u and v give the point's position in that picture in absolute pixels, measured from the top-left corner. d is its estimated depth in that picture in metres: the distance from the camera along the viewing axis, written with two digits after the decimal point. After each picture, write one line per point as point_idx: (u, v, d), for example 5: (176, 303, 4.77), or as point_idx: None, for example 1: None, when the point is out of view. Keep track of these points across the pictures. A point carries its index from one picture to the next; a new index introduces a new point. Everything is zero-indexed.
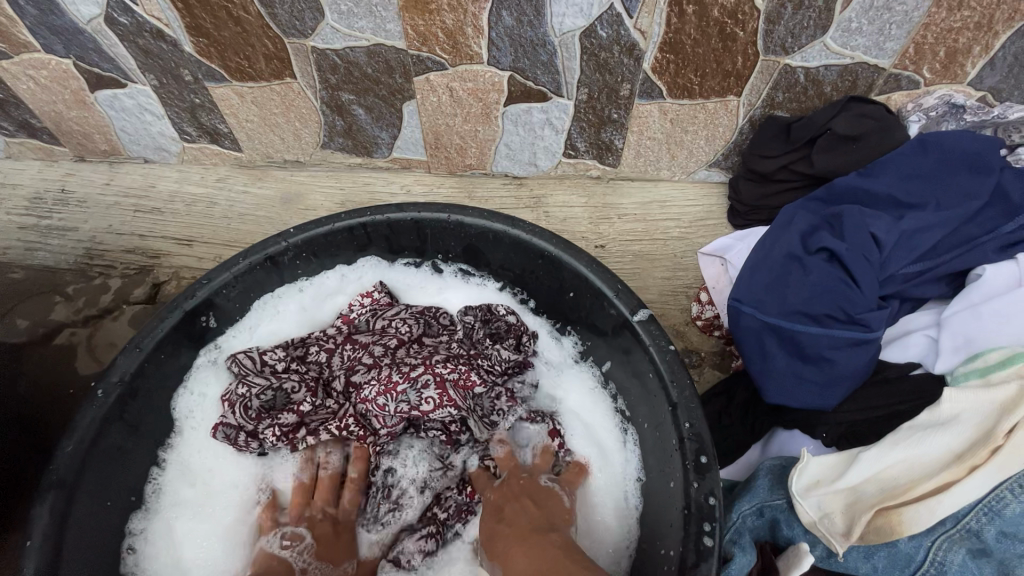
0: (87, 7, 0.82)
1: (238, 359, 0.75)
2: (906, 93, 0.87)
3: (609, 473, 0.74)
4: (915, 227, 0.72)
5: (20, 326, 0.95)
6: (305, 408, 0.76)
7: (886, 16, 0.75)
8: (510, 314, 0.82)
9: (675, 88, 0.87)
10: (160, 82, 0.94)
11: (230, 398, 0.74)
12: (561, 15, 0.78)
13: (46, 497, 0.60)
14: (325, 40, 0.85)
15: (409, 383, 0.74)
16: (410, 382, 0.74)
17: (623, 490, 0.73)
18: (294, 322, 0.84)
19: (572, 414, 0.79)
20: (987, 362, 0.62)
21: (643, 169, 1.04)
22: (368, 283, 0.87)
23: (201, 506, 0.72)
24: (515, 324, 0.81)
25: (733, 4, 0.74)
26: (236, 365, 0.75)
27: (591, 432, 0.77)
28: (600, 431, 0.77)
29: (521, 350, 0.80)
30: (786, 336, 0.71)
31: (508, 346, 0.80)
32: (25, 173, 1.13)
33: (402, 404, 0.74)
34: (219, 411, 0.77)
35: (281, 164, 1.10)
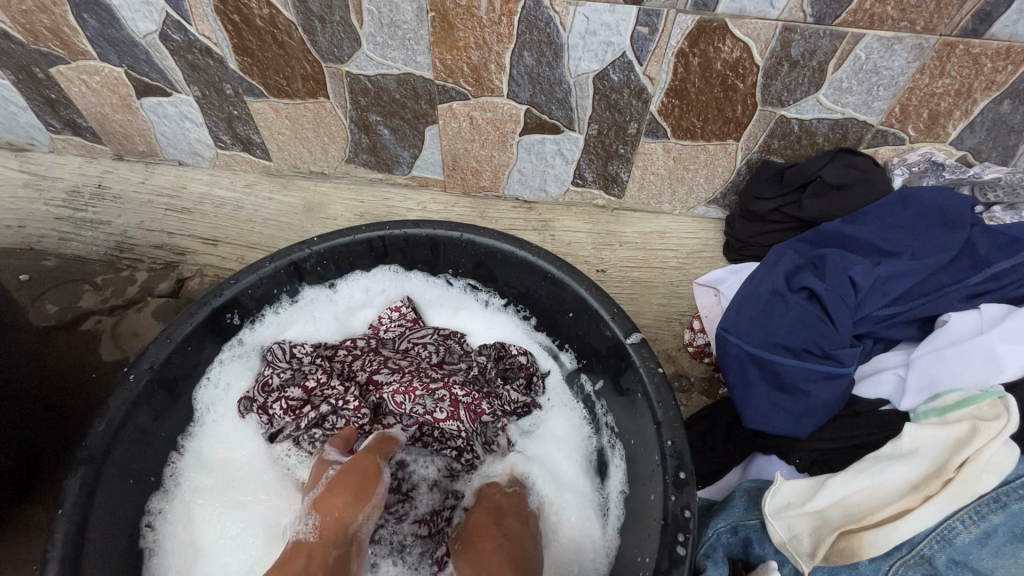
0: (144, 24, 0.90)
1: (276, 347, 0.84)
2: (892, 148, 0.94)
3: (585, 494, 0.81)
4: (890, 273, 0.78)
5: (49, 310, 1.05)
6: (312, 394, 0.81)
7: (874, 79, 0.82)
8: (522, 354, 0.89)
9: (678, 130, 0.94)
10: (202, 94, 1.01)
11: (261, 378, 0.82)
12: (576, 58, 0.85)
13: (79, 470, 0.65)
14: (359, 67, 0.92)
15: (428, 391, 0.81)
16: (429, 391, 0.81)
17: (599, 509, 0.79)
18: (332, 326, 0.93)
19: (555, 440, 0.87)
20: (944, 403, 0.68)
21: (645, 201, 1.10)
22: (394, 298, 0.95)
23: (217, 493, 0.77)
24: (525, 364, 0.88)
25: (734, 59, 0.82)
26: (272, 352, 0.84)
27: (557, 453, 0.85)
28: (574, 457, 0.85)
29: (530, 389, 0.88)
30: (766, 366, 0.77)
31: (516, 386, 0.87)
32: (66, 167, 1.21)
33: (417, 408, 0.81)
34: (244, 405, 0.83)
35: (306, 174, 1.17)
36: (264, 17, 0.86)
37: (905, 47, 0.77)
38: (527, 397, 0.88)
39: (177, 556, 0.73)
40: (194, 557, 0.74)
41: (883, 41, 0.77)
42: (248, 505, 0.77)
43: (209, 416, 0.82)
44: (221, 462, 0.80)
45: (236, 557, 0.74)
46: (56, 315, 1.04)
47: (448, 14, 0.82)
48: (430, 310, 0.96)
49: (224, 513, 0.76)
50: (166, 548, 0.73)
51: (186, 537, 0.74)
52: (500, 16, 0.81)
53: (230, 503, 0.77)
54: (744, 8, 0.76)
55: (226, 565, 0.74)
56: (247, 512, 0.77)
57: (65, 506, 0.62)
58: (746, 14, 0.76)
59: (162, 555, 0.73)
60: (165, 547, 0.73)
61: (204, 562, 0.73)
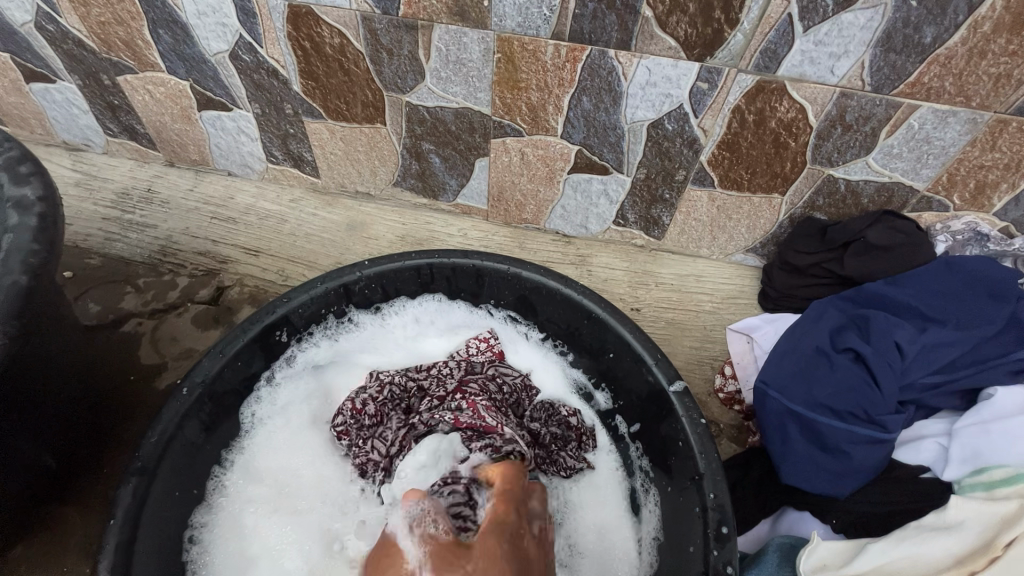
0: (216, 44, 0.94)
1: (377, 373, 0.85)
2: (935, 214, 0.96)
3: (623, 534, 0.80)
4: (936, 341, 0.81)
5: (92, 309, 1.07)
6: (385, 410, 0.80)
7: (924, 148, 0.84)
8: (572, 415, 0.86)
9: (725, 180, 0.96)
10: (262, 111, 1.04)
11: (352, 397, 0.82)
12: (634, 106, 0.88)
13: (131, 481, 0.66)
14: (420, 98, 0.95)
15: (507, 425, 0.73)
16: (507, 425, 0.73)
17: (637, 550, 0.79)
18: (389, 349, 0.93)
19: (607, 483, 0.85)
20: (992, 477, 0.71)
21: (684, 245, 1.12)
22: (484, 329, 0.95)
23: (268, 503, 0.79)
24: (575, 425, 0.85)
25: (790, 118, 0.84)
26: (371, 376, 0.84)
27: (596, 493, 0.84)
28: (614, 497, 0.84)
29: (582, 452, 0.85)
30: (808, 424, 0.79)
31: (571, 449, 0.84)
32: (118, 169, 1.23)
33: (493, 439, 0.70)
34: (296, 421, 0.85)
35: (352, 193, 1.20)
36: (335, 46, 0.89)
37: (959, 120, 0.80)
38: (579, 462, 0.84)
39: (227, 567, 0.74)
40: (239, 569, 0.74)
41: (938, 113, 0.79)
42: (304, 521, 0.77)
43: (260, 431, 0.83)
44: (270, 473, 0.81)
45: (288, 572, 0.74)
46: (98, 314, 1.07)
47: (515, 56, 0.84)
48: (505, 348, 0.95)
49: (281, 526, 0.77)
50: (211, 559, 0.74)
51: (235, 549, 0.75)
52: (565, 62, 0.84)
53: (286, 514, 0.77)
54: (804, 73, 0.78)
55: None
56: (303, 530, 0.76)
57: (117, 518, 0.64)
58: (806, 78, 0.78)
59: (208, 566, 0.74)
60: (211, 558, 0.74)
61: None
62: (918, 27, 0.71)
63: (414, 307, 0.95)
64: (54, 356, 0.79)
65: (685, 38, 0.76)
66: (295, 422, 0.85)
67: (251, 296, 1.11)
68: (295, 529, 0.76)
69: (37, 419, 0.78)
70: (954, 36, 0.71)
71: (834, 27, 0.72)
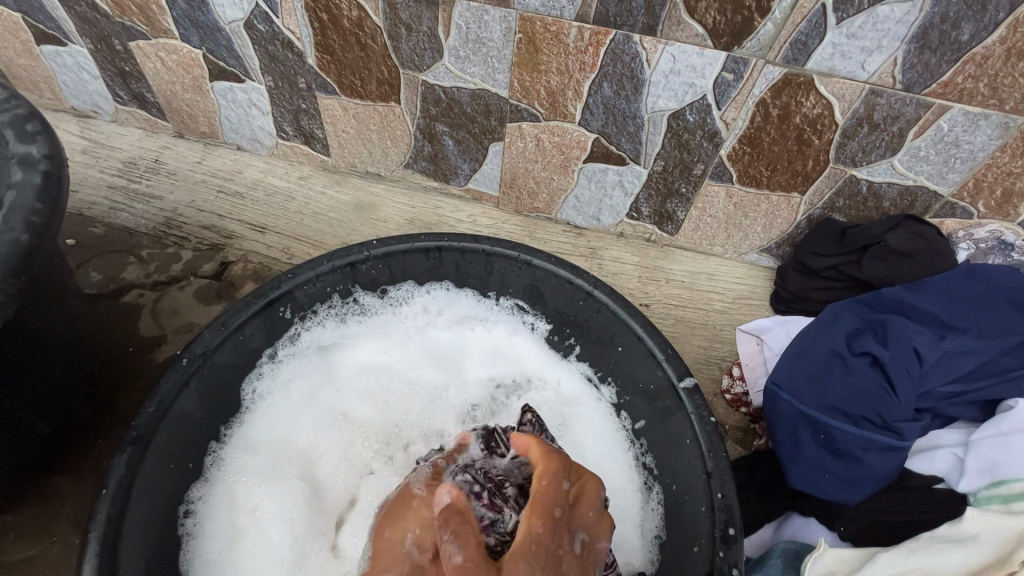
0: (232, 12, 0.92)
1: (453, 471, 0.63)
2: (958, 221, 0.94)
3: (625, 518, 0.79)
4: (954, 349, 0.80)
5: (94, 278, 1.06)
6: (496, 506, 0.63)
7: (953, 151, 0.82)
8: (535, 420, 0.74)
9: (745, 176, 0.94)
10: (275, 84, 1.03)
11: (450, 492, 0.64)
12: (655, 95, 0.85)
13: (125, 450, 0.65)
14: (437, 77, 0.93)
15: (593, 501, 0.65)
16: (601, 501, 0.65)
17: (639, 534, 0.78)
18: (397, 336, 0.92)
19: (607, 466, 0.83)
20: (1010, 490, 0.70)
21: (697, 242, 1.10)
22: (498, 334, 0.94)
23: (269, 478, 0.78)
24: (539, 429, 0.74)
25: (815, 114, 0.82)
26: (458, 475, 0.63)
27: (597, 479, 0.82)
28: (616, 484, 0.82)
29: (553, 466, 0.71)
30: (820, 428, 0.77)
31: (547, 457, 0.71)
32: (126, 139, 1.22)
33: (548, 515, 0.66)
34: (304, 398, 0.85)
35: (362, 173, 1.18)
36: (352, 19, 0.87)
37: (991, 124, 0.77)
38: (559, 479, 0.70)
39: (217, 538, 0.73)
40: (232, 541, 0.74)
41: (970, 115, 0.77)
42: (298, 492, 0.77)
43: (260, 407, 0.82)
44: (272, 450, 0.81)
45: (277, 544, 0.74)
46: (99, 283, 1.05)
47: (536, 37, 0.82)
48: (501, 332, 0.94)
49: (273, 496, 0.76)
50: (206, 531, 0.74)
51: (227, 521, 0.75)
52: (588, 46, 0.81)
53: (279, 484, 0.77)
54: (835, 67, 0.75)
55: (266, 551, 0.73)
56: (296, 503, 0.76)
57: (109, 487, 0.62)
58: (835, 73, 0.76)
59: (201, 539, 0.73)
60: (205, 530, 0.74)
61: (243, 547, 0.73)
62: (956, 23, 0.68)
63: (420, 291, 0.93)
64: (53, 320, 0.78)
65: (714, 25, 0.74)
66: (296, 401, 0.85)
67: (255, 273, 1.09)
68: (285, 498, 0.76)
69: (33, 384, 0.77)
70: (992, 34, 0.69)
71: (869, 20, 0.70)
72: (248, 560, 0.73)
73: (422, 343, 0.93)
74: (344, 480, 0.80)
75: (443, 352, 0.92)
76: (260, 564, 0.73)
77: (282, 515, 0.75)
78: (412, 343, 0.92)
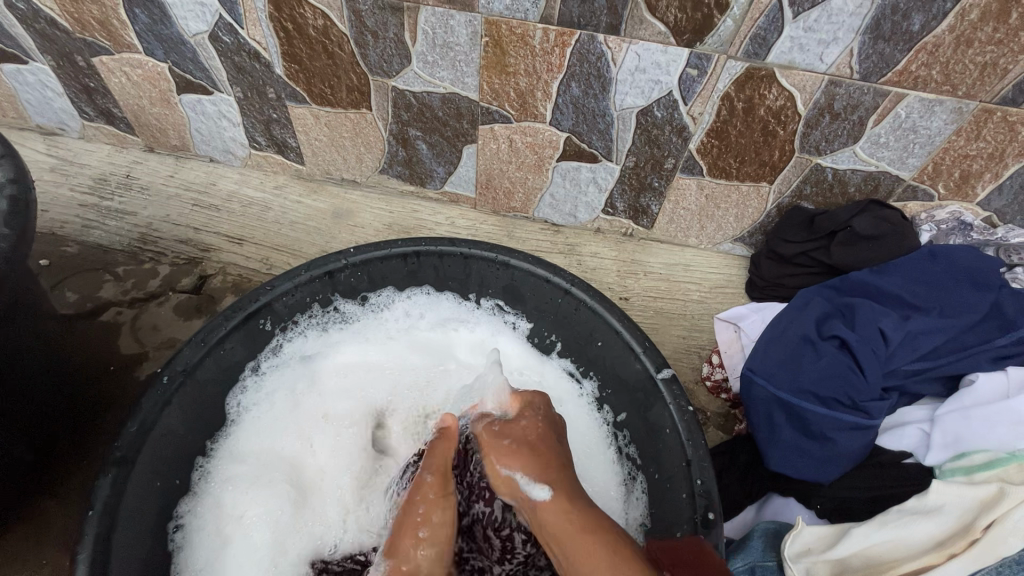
0: (196, 24, 0.91)
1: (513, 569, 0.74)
2: (921, 204, 0.97)
3: (606, 503, 0.82)
4: (918, 328, 0.83)
5: (70, 298, 1.05)
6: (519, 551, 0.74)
7: (911, 137, 0.85)
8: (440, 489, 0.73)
9: (714, 169, 0.96)
10: (244, 95, 1.02)
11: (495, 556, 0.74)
12: (623, 93, 0.87)
13: (110, 471, 0.65)
14: (407, 83, 0.93)
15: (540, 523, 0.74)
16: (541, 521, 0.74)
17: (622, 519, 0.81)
18: (380, 343, 0.93)
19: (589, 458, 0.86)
20: (973, 461, 0.75)
21: (672, 234, 1.12)
22: (480, 336, 0.95)
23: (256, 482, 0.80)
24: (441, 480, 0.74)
25: (778, 106, 0.84)
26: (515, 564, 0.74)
27: (581, 470, 0.85)
28: (596, 473, 0.85)
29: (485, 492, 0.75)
30: (793, 411, 0.80)
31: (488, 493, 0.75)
32: (94, 155, 1.20)
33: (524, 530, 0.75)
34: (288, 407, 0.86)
35: (337, 180, 1.18)
36: (318, 27, 0.87)
37: (945, 109, 0.80)
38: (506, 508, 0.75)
39: (205, 547, 0.75)
40: (219, 547, 0.75)
41: (924, 102, 0.79)
42: (280, 494, 0.79)
43: (245, 418, 0.83)
44: (256, 457, 0.82)
45: (260, 545, 0.76)
46: (76, 303, 1.04)
47: (503, 40, 0.83)
48: (483, 333, 0.96)
49: (257, 500, 0.78)
50: (193, 544, 0.74)
51: (213, 530, 0.76)
52: (554, 47, 0.82)
53: (263, 487, 0.79)
54: (794, 60, 0.77)
55: (250, 553, 0.76)
56: (278, 502, 0.79)
57: (95, 509, 0.62)
58: (795, 66, 0.78)
59: (190, 548, 0.74)
60: (195, 541, 0.75)
61: (230, 553, 0.75)
62: (906, 14, 0.70)
63: (400, 296, 0.93)
64: (29, 343, 0.77)
65: (675, 23, 0.75)
66: (281, 410, 0.85)
67: (235, 285, 1.09)
68: (270, 500, 0.78)
69: (13, 408, 0.76)
70: (941, 23, 0.71)
71: (823, 13, 0.72)
72: (236, 565, 0.75)
73: (405, 347, 0.94)
74: (331, 478, 0.83)
75: (427, 356, 0.94)
76: (245, 567, 0.75)
77: (265, 518, 0.77)
78: (394, 348, 0.93)
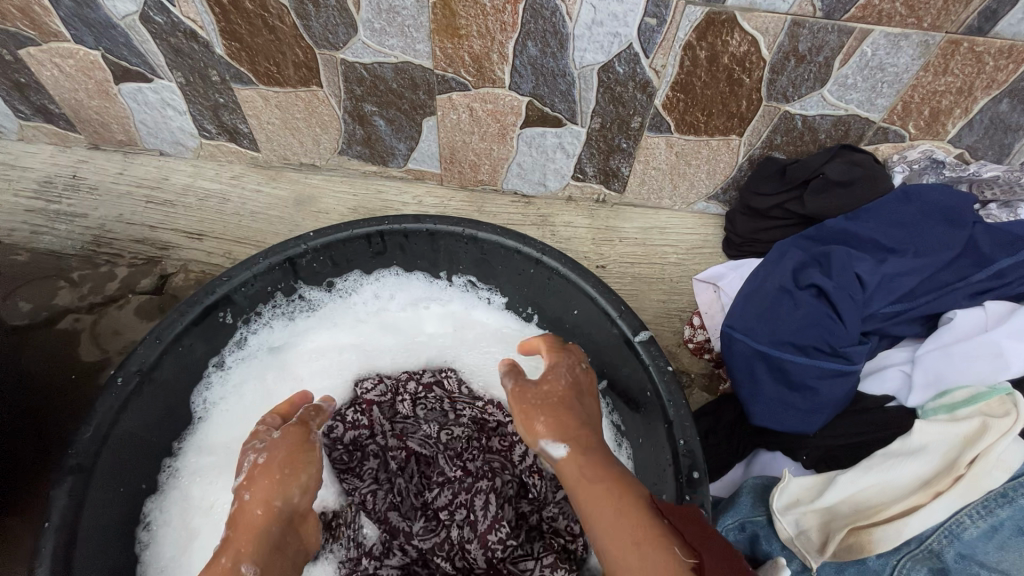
0: (123, 5, 0.85)
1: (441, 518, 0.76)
2: (892, 145, 0.95)
3: None
4: (895, 270, 0.82)
5: (22, 308, 0.98)
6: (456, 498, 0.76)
7: (879, 76, 0.82)
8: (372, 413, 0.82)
9: (682, 125, 0.93)
10: (186, 80, 0.97)
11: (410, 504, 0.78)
12: (583, 50, 0.83)
13: (65, 480, 0.62)
14: (355, 54, 0.88)
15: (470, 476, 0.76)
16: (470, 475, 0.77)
17: None
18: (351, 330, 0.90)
19: None
20: (955, 399, 0.71)
21: (645, 197, 1.10)
22: (456, 313, 0.92)
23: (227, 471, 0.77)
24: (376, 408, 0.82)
25: (742, 53, 0.81)
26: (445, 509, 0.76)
27: None
28: None
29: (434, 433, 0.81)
30: (773, 363, 0.79)
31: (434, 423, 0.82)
32: (37, 157, 1.14)
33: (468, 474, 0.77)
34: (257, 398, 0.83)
35: (296, 166, 1.13)
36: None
37: (911, 44, 0.77)
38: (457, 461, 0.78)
39: (173, 542, 0.72)
40: (190, 541, 0.73)
41: (890, 37, 0.76)
42: None
43: (213, 413, 0.80)
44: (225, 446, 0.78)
45: None
46: (30, 313, 0.98)
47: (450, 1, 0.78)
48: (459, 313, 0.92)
49: (227, 489, 0.75)
50: (162, 541, 0.72)
51: (181, 525, 0.73)
52: (504, 4, 0.78)
53: (232, 474, 0.76)
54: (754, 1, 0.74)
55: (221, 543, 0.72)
56: None
57: (51, 521, 0.60)
58: (755, 7, 0.74)
59: (159, 546, 0.71)
60: (165, 539, 0.72)
61: (196, 546, 0.72)
62: None
63: (368, 279, 0.90)
64: None
65: None
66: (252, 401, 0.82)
67: (198, 282, 1.05)
68: None
69: None
70: None
71: None
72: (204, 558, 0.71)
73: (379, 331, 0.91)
74: None
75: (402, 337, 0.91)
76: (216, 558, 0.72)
77: None
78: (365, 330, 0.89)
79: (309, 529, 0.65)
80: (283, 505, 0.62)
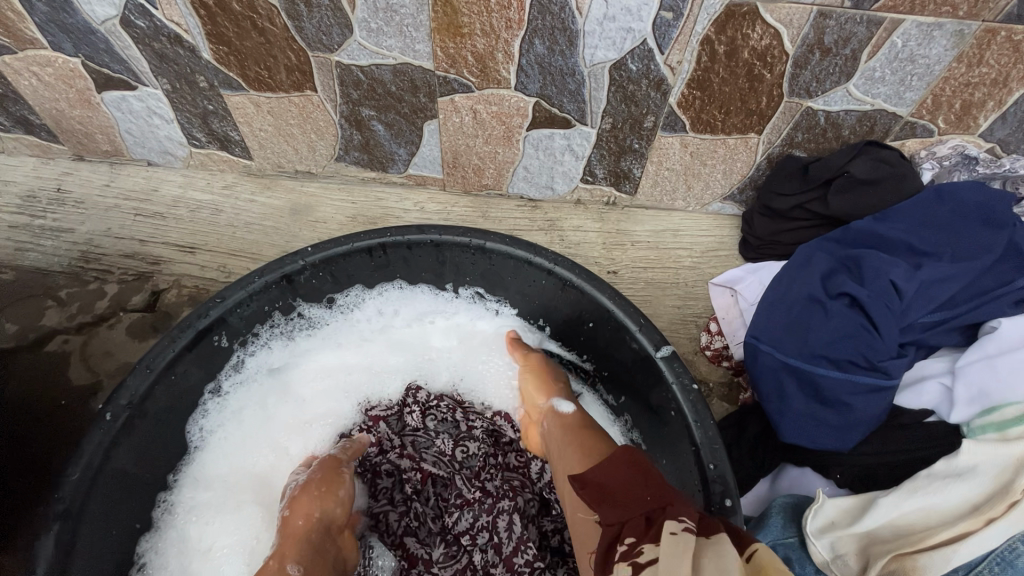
0: (102, 8, 0.80)
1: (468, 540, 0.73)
2: (920, 141, 0.90)
3: None
4: (932, 276, 0.78)
5: (8, 331, 0.94)
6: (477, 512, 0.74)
7: (908, 68, 0.77)
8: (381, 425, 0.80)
9: (698, 123, 0.88)
10: (173, 86, 0.92)
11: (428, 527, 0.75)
12: (594, 47, 0.78)
13: (52, 527, 0.57)
14: (351, 56, 0.83)
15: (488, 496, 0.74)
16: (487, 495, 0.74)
17: None
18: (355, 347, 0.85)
19: None
20: (1004, 417, 0.68)
21: (657, 198, 1.05)
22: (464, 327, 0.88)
23: (224, 508, 0.73)
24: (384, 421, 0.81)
25: (763, 46, 0.75)
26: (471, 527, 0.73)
27: None
28: None
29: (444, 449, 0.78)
30: (802, 376, 0.75)
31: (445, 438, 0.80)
32: (19, 169, 1.08)
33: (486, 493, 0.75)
34: (257, 424, 0.79)
35: (291, 174, 1.08)
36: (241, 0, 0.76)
37: (945, 34, 0.72)
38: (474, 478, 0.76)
39: None
40: None
41: (923, 27, 0.71)
42: (251, 517, 0.73)
43: (210, 442, 0.76)
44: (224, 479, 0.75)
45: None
46: (16, 335, 0.93)
47: None
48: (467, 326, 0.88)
49: (227, 528, 0.72)
50: None
51: (179, 568, 0.70)
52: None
53: (230, 511, 0.73)
54: None
55: None
56: (251, 528, 0.72)
57: (38, 572, 0.55)
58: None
59: None
60: None
61: None
62: None
63: (371, 294, 0.85)
64: None
65: None
66: (252, 428, 0.78)
67: (192, 298, 1.00)
68: (240, 526, 0.72)
69: None
70: None
71: None
72: None
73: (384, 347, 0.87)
74: None
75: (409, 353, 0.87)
76: None
77: (237, 547, 0.71)
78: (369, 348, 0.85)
79: (347, 543, 0.67)
80: (323, 516, 0.66)
